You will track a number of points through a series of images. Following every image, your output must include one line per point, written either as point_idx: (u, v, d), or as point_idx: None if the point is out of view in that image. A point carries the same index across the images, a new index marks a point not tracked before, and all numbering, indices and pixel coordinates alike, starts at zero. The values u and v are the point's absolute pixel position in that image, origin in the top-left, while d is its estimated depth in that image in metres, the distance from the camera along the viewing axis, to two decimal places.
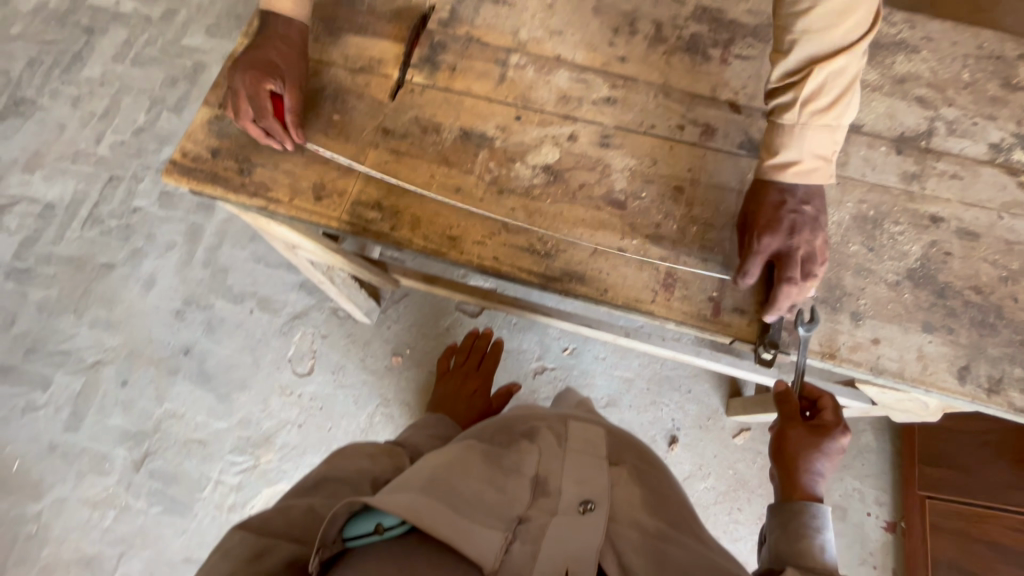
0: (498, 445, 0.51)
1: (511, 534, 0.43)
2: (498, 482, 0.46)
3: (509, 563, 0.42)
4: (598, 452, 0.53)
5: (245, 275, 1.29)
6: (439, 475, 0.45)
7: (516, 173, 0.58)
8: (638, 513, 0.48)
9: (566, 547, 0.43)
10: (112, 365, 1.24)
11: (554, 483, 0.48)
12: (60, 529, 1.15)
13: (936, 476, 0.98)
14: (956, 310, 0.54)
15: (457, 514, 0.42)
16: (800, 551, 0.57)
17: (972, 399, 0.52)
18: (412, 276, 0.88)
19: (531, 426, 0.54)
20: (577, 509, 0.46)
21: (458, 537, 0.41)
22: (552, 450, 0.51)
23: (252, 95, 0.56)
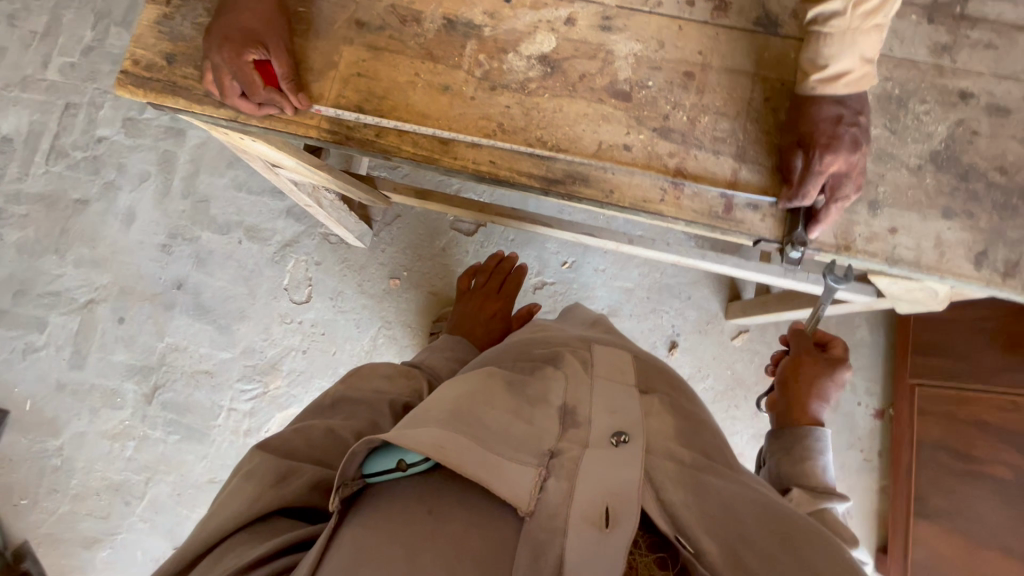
0: (521, 375, 0.51)
1: (545, 469, 0.43)
2: (524, 414, 0.46)
3: (546, 501, 0.42)
4: (625, 380, 0.53)
5: (228, 204, 1.24)
6: (463, 409, 0.45)
7: (509, 66, 0.53)
8: (672, 443, 0.48)
9: (603, 482, 0.43)
10: (106, 304, 1.22)
11: (584, 415, 0.47)
12: (84, 460, 1.19)
13: (929, 364, 1.01)
14: (978, 193, 0.52)
15: (483, 448, 0.43)
16: (802, 472, 0.65)
17: (986, 284, 0.50)
18: (403, 191, 0.85)
19: (555, 355, 0.54)
20: (611, 442, 0.46)
21: (489, 473, 0.42)
22: (579, 378, 0.51)
23: (235, 68, 0.49)
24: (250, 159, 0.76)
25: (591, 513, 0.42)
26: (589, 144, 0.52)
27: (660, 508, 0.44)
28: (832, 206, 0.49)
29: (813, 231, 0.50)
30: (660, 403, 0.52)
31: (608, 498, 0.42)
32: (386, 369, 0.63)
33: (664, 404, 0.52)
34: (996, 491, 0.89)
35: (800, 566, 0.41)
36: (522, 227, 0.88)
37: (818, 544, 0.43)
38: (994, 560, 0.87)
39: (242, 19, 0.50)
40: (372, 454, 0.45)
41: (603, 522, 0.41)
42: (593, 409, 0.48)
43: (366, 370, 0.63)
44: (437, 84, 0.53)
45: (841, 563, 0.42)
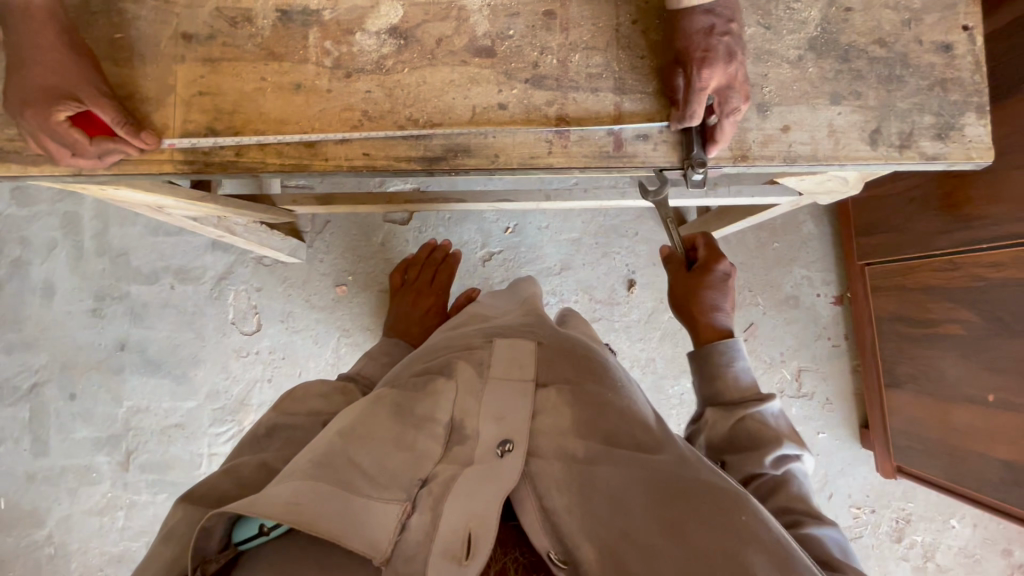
0: (411, 394, 0.51)
1: (411, 505, 0.43)
2: (405, 441, 0.46)
3: (405, 543, 0.41)
4: (522, 377, 0.52)
5: (149, 251, 1.17)
6: (333, 450, 0.44)
7: (359, 47, 0.51)
8: (564, 440, 0.48)
9: (471, 504, 0.43)
10: (52, 383, 1.17)
11: (470, 428, 0.48)
12: (77, 542, 1.16)
13: (874, 244, 1.04)
14: (862, 71, 0.51)
15: (347, 492, 0.41)
16: (716, 392, 0.66)
17: (886, 161, 0.50)
18: (308, 201, 0.82)
19: (446, 365, 0.54)
20: (495, 453, 0.46)
21: (347, 522, 0.39)
22: (469, 387, 0.51)
23: (49, 130, 0.45)
24: (134, 207, 0.72)
25: (451, 544, 0.41)
26: (461, 111, 0.50)
27: (541, 517, 0.44)
28: (726, 121, 0.47)
29: (711, 151, 0.49)
30: (558, 396, 0.51)
31: (472, 524, 0.42)
32: (320, 388, 0.64)
33: (564, 394, 0.51)
34: (950, 348, 0.90)
35: (682, 550, 0.41)
36: (443, 208, 0.85)
37: (706, 520, 0.42)
38: (964, 413, 0.89)
39: (39, 74, 0.45)
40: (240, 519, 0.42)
41: (463, 554, 0.40)
42: (478, 424, 0.48)
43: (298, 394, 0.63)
44: (288, 84, 0.50)
45: (728, 536, 0.41)
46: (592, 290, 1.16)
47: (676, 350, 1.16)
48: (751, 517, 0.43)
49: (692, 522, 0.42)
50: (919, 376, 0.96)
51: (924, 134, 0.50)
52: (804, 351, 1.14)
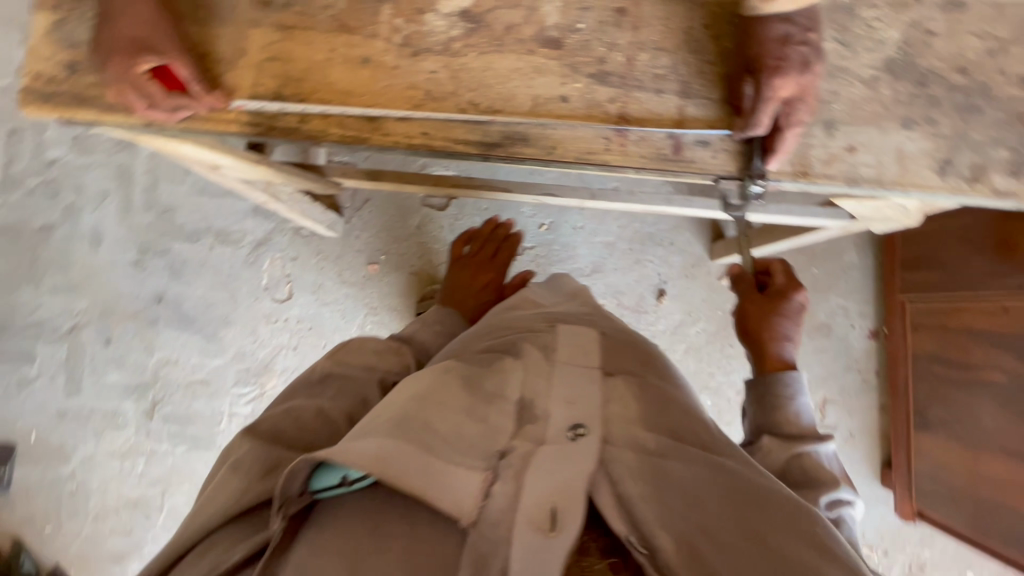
0: (478, 371, 0.51)
1: (493, 474, 0.43)
2: (477, 413, 0.47)
3: (489, 510, 0.41)
4: (588, 364, 0.52)
5: (194, 210, 1.21)
6: (409, 415, 0.45)
7: (429, 27, 0.51)
8: (635, 429, 0.47)
9: (553, 480, 0.42)
10: (90, 327, 1.21)
11: (541, 408, 0.47)
12: (98, 482, 1.21)
13: (920, 279, 1.01)
14: (938, 97, 0.49)
15: (429, 455, 0.42)
16: (776, 422, 0.67)
17: (953, 193, 0.48)
18: (355, 176, 0.83)
19: (514, 346, 0.55)
20: (567, 435, 0.45)
21: (433, 487, 0.42)
22: (537, 368, 0.51)
23: (129, 81, 0.47)
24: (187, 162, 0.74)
25: (536, 516, 0.41)
26: (523, 100, 0.50)
27: (616, 504, 0.43)
28: (788, 133, 0.47)
29: (771, 163, 0.49)
30: (625, 387, 0.51)
31: (556, 499, 0.41)
32: (374, 344, 0.65)
33: (630, 386, 0.51)
34: (986, 396, 0.87)
35: (763, 554, 0.40)
36: (485, 196, 0.86)
37: (784, 528, 0.42)
38: (992, 463, 0.86)
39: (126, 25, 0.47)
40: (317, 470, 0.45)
41: (549, 526, 0.40)
42: (548, 404, 0.47)
43: (351, 343, 0.64)
44: (357, 57, 0.51)
45: (808, 546, 0.41)
46: (621, 296, 1.15)
47: (700, 365, 1.15)
48: (824, 530, 0.43)
49: (770, 527, 0.42)
50: (951, 421, 0.94)
51: (997, 169, 0.49)
52: (832, 382, 1.11)
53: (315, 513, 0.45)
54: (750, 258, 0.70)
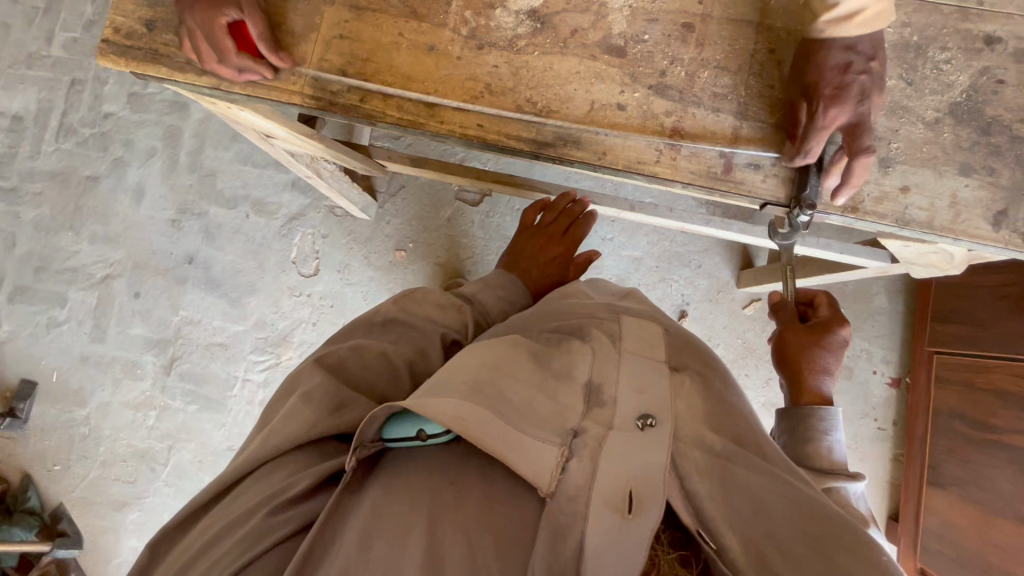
0: (546, 348, 0.51)
1: (568, 449, 0.44)
2: (549, 389, 0.47)
3: (567, 483, 0.43)
4: (655, 357, 0.51)
5: (235, 177, 1.24)
6: (483, 379, 0.46)
7: (496, 22, 0.52)
8: (701, 429, 0.47)
9: (628, 465, 0.43)
10: (122, 278, 1.24)
11: (609, 394, 0.47)
12: (109, 429, 1.24)
13: (950, 332, 0.98)
14: (1001, 147, 0.48)
15: (506, 423, 0.43)
16: (807, 455, 0.63)
17: (1004, 246, 0.48)
18: (400, 160, 0.84)
19: (580, 328, 0.54)
20: (636, 424, 0.46)
21: (513, 452, 0.43)
22: (606, 354, 0.50)
23: (208, 33, 0.49)
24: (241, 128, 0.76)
25: (614, 498, 0.42)
26: (580, 104, 0.51)
27: (684, 497, 0.45)
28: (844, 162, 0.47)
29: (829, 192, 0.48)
30: (691, 385, 0.50)
31: (631, 482, 0.43)
32: (439, 298, 0.66)
33: (696, 384, 0.51)
34: (1009, 460, 0.84)
35: (833, 571, 0.39)
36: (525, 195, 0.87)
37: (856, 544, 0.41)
38: (1006, 529, 0.82)
39: None
40: (391, 420, 0.46)
41: (626, 508, 0.42)
42: (617, 392, 0.47)
43: (416, 294, 0.65)
44: (424, 44, 0.52)
45: (882, 566, 0.39)
46: None
47: None
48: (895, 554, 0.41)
49: (841, 543, 0.40)
50: (967, 480, 0.90)
51: None
52: (846, 426, 1.09)
53: (384, 463, 0.47)
54: (795, 288, 0.69)
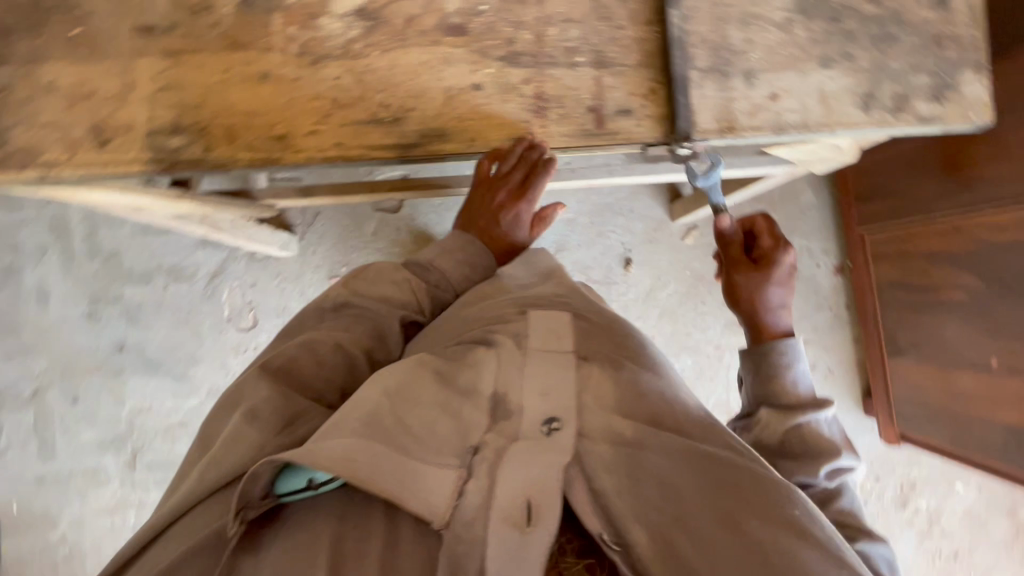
0: (450, 364, 0.49)
1: (465, 471, 0.42)
2: (451, 410, 0.45)
3: (461, 510, 0.41)
4: (559, 350, 0.49)
5: (140, 252, 1.16)
6: (380, 411, 0.43)
7: (325, 31, 0.50)
8: (613, 419, 0.45)
9: (528, 477, 0.42)
10: (53, 388, 1.17)
11: (514, 402, 0.45)
12: (90, 542, 1.18)
13: (875, 209, 1.01)
14: (853, 32, 0.49)
15: (400, 455, 0.41)
16: (773, 393, 0.60)
17: (880, 126, 0.49)
18: (287, 194, 0.86)
19: (487, 335, 0.51)
20: (542, 431, 0.44)
21: (403, 491, 0.40)
22: (511, 359, 0.48)
23: None
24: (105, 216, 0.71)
25: (511, 513, 0.40)
26: (434, 95, 0.50)
27: (590, 501, 0.43)
28: None
29: None
30: (599, 373, 0.48)
31: (529, 492, 0.41)
32: (393, 273, 0.64)
33: (605, 375, 0.48)
34: (952, 314, 0.88)
35: (742, 549, 0.40)
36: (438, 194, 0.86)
37: (759, 509, 0.42)
38: (964, 377, 0.87)
39: None
40: (280, 472, 0.42)
41: (524, 521, 0.40)
42: (523, 400, 0.45)
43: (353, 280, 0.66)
44: (254, 73, 0.50)
45: (789, 520, 0.41)
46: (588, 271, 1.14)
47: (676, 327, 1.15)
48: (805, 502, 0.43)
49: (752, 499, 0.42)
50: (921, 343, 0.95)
51: (918, 95, 0.49)
52: (805, 324, 1.13)
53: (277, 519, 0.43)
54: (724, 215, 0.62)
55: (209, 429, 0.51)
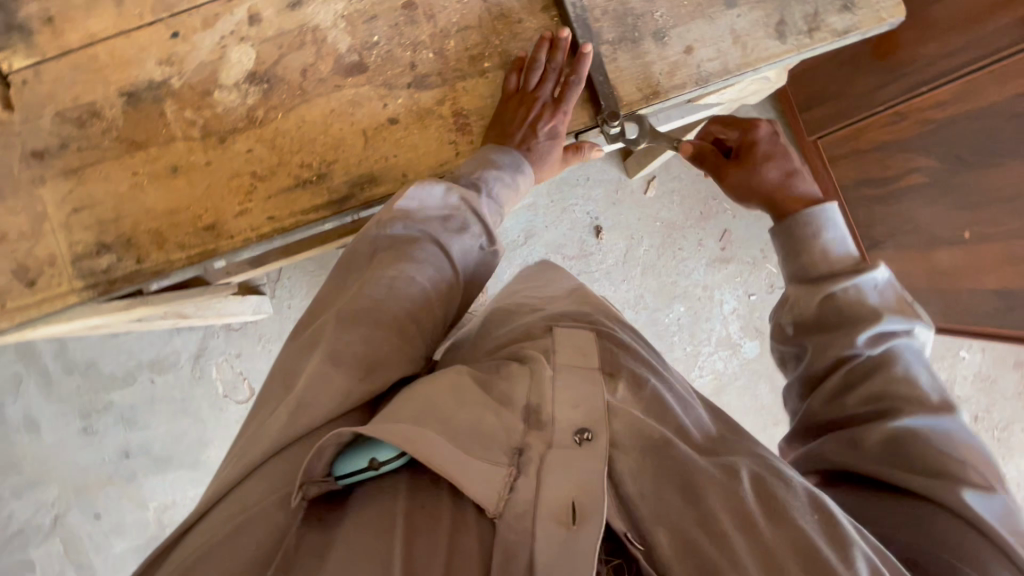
0: (489, 382, 0.68)
1: (514, 470, 0.58)
2: (494, 409, 0.63)
3: (513, 502, 0.57)
4: (586, 364, 0.69)
5: None
6: (432, 407, 0.61)
7: None
8: (641, 423, 0.64)
9: (568, 480, 0.57)
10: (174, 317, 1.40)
11: (547, 412, 0.63)
12: None
13: None
14: None
15: (457, 448, 0.58)
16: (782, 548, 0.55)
17: None
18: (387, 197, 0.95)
19: (522, 350, 0.74)
20: (575, 439, 0.61)
21: (465, 484, 0.56)
22: (543, 366, 0.68)
23: None
24: (262, 236, 0.93)
25: (557, 512, 0.55)
26: None
27: (618, 503, 0.59)
28: None
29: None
30: (624, 388, 0.68)
31: (574, 496, 0.56)
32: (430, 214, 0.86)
33: (629, 389, 0.68)
34: None
35: (764, 537, 0.56)
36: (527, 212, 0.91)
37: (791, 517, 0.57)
38: None
39: None
40: (343, 459, 0.61)
41: (570, 520, 0.55)
42: (557, 411, 0.63)
43: (457, 207, 0.87)
44: None
45: (803, 540, 0.55)
46: None
47: None
48: (810, 522, 0.57)
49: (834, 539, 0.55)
50: None
51: None
52: None
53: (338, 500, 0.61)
54: None
55: (318, 333, 0.74)
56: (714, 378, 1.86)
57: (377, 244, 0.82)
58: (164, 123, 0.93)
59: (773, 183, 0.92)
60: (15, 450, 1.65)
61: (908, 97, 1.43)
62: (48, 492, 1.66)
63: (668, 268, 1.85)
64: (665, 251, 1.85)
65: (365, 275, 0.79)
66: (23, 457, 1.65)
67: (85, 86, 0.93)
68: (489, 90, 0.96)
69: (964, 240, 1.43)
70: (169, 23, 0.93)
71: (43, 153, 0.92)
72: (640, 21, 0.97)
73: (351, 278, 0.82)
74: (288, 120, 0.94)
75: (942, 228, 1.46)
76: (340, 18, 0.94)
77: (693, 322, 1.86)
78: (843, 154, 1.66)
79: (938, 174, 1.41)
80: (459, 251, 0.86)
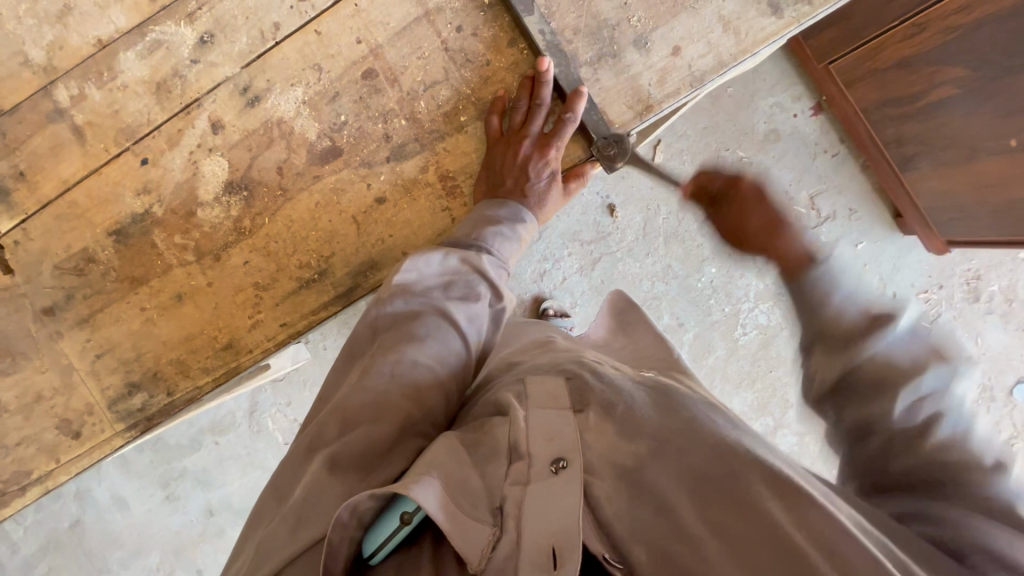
0: (474, 439, 0.63)
1: (498, 529, 0.52)
2: (483, 470, 0.58)
3: (495, 560, 0.50)
4: (560, 407, 0.63)
5: None
6: (447, 469, 0.57)
7: None
8: (615, 445, 0.57)
9: (550, 525, 0.50)
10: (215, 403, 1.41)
11: (525, 450, 0.58)
12: None
13: None
14: None
15: (456, 506, 0.53)
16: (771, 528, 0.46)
17: None
18: (378, 278, 0.92)
19: (499, 406, 0.66)
20: (550, 469, 0.55)
21: (457, 536, 0.51)
22: (521, 418, 0.62)
23: None
24: (279, 343, 0.93)
25: (539, 559, 0.48)
26: None
27: (596, 528, 0.51)
28: None
29: None
30: (595, 418, 0.61)
31: (554, 539, 0.49)
32: (438, 277, 0.77)
33: (600, 417, 0.61)
34: None
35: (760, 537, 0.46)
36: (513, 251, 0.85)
37: (754, 515, 0.47)
38: None
39: None
40: (373, 529, 0.55)
41: (551, 564, 0.48)
42: (531, 448, 0.58)
43: (459, 269, 0.79)
44: None
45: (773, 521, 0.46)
46: None
47: None
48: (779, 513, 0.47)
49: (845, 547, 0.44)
50: None
51: None
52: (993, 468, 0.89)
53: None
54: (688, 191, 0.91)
55: (320, 432, 0.64)
56: (762, 336, 1.55)
57: (377, 323, 0.74)
58: (158, 254, 0.91)
59: (767, 226, 0.74)
60: (111, 529, 1.56)
61: (919, 8, 1.14)
62: (152, 560, 1.57)
63: (692, 231, 1.53)
64: (685, 216, 1.52)
65: (367, 359, 0.70)
66: (120, 533, 1.57)
67: (73, 233, 0.91)
68: (473, 144, 0.91)
69: (1008, 150, 1.15)
70: (135, 150, 0.90)
71: (52, 309, 0.92)
72: (617, 32, 0.88)
73: (354, 364, 0.74)
74: (276, 223, 0.91)
75: (985, 140, 1.19)
76: (303, 103, 0.89)
77: (727, 283, 1.54)
78: (864, 76, 1.34)
79: (971, 84, 1.14)
80: (467, 319, 0.75)
